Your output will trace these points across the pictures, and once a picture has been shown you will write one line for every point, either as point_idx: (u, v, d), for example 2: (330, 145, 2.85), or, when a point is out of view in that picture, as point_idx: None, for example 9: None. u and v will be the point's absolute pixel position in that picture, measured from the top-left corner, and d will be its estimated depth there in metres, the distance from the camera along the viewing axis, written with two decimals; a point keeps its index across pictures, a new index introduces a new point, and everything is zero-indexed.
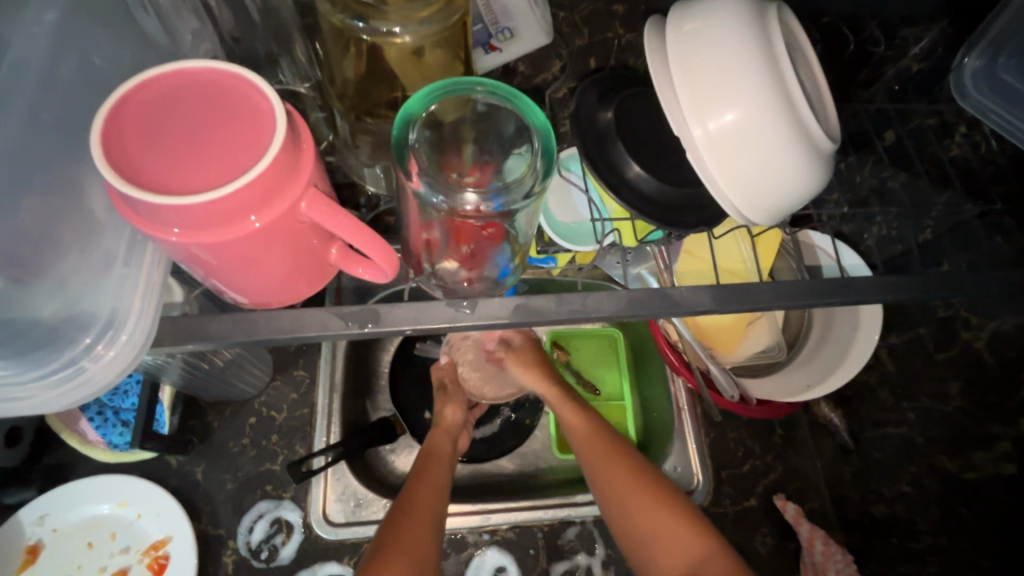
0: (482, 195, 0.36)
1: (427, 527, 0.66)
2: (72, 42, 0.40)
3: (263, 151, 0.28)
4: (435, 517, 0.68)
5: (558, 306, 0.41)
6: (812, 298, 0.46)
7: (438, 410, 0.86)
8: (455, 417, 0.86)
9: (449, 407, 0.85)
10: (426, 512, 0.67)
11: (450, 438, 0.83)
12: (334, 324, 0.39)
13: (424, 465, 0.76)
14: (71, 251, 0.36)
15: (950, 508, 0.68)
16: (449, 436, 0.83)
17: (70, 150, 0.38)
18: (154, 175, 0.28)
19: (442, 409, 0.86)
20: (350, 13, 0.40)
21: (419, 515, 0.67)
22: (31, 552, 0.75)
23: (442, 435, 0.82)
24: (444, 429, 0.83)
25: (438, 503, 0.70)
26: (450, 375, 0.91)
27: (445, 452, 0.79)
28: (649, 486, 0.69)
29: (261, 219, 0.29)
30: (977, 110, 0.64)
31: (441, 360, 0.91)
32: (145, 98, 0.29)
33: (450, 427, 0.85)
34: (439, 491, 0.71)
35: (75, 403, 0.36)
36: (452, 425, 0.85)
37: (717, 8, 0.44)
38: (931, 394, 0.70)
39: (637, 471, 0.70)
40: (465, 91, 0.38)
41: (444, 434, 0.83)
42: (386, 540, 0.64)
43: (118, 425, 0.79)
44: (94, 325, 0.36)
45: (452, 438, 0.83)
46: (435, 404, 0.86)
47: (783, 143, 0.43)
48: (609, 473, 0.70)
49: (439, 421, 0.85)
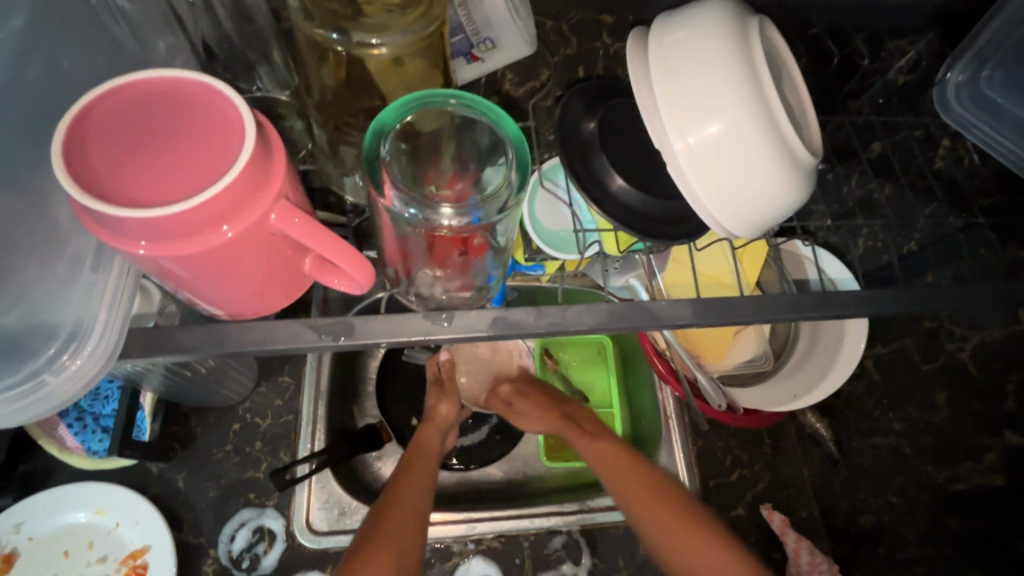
0: (458, 210, 0.36)
1: (412, 521, 0.64)
2: (40, 47, 0.39)
3: (231, 163, 0.28)
4: (420, 513, 0.66)
5: (537, 319, 0.41)
6: (794, 312, 0.45)
7: (431, 405, 0.84)
8: (448, 412, 0.85)
9: (444, 402, 0.84)
10: (410, 507, 0.66)
11: (440, 434, 0.81)
12: (309, 336, 0.38)
13: (412, 461, 0.74)
14: (31, 260, 0.35)
15: (938, 520, 0.68)
16: (440, 432, 0.81)
17: (35, 156, 0.37)
18: (120, 187, 0.27)
19: (437, 405, 0.85)
20: (327, 25, 0.40)
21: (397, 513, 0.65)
22: (6, 561, 0.74)
23: (432, 431, 0.81)
24: (436, 424, 0.82)
25: (423, 500, 0.68)
26: (447, 371, 0.89)
27: (435, 450, 0.78)
28: (686, 514, 0.64)
29: (230, 232, 0.29)
30: (961, 125, 0.64)
31: (441, 355, 0.91)
32: (109, 109, 0.29)
33: (443, 422, 0.84)
34: (424, 488, 0.70)
35: (40, 415, 0.35)
36: (444, 421, 0.84)
37: (700, 21, 0.44)
38: (918, 404, 0.71)
39: (671, 496, 0.67)
40: (441, 102, 0.37)
41: (435, 429, 0.82)
42: (370, 533, 0.63)
43: (98, 431, 0.79)
44: (58, 336, 0.35)
45: (443, 435, 0.82)
46: (430, 399, 0.85)
47: (765, 155, 0.43)
48: (641, 499, 0.66)
49: (430, 416, 0.83)
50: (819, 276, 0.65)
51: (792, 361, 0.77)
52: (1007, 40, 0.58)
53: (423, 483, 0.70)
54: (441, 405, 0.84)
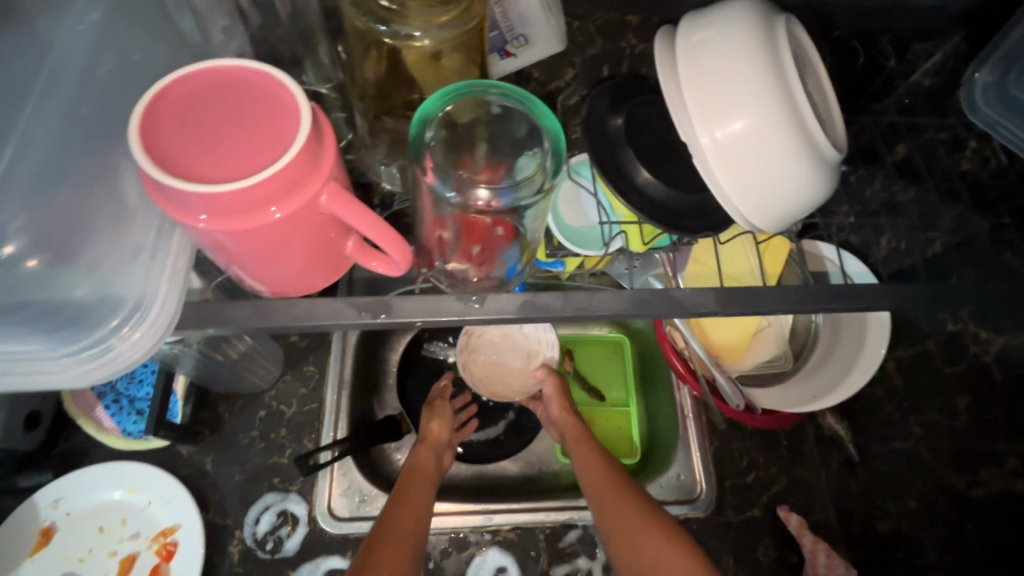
0: (493, 191, 0.39)
1: (412, 531, 0.67)
2: (111, 44, 0.43)
3: (288, 146, 0.30)
4: (421, 521, 0.69)
5: (564, 303, 0.42)
6: (816, 304, 0.46)
7: (424, 425, 0.85)
8: (441, 434, 0.85)
9: (435, 422, 0.85)
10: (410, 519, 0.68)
11: (435, 454, 0.82)
12: (348, 313, 0.40)
13: (408, 478, 0.75)
14: (106, 235, 0.38)
15: (957, 526, 0.68)
16: (434, 453, 0.81)
17: (104, 138, 0.40)
18: (188, 165, 0.29)
19: (428, 425, 0.86)
20: (373, 16, 0.42)
21: (395, 536, 0.65)
22: (45, 534, 0.78)
23: (426, 452, 0.80)
24: (429, 444, 0.82)
25: (422, 515, 0.70)
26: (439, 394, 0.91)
27: (430, 470, 0.78)
28: (657, 519, 0.66)
29: (281, 210, 0.31)
30: (988, 125, 0.64)
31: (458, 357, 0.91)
32: (180, 94, 0.31)
33: (435, 443, 0.84)
34: (424, 500, 0.72)
35: (102, 380, 0.37)
36: (436, 441, 0.84)
37: (729, 19, 0.45)
38: (939, 409, 0.71)
39: (648, 512, 0.67)
40: (481, 92, 0.40)
41: (428, 450, 0.82)
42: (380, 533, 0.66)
43: (133, 414, 0.83)
44: (123, 308, 0.37)
45: (437, 454, 0.82)
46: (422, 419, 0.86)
47: (789, 152, 0.44)
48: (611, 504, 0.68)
49: (423, 436, 0.84)
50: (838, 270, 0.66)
51: (810, 363, 0.77)
52: None
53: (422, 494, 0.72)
54: (433, 424, 0.85)
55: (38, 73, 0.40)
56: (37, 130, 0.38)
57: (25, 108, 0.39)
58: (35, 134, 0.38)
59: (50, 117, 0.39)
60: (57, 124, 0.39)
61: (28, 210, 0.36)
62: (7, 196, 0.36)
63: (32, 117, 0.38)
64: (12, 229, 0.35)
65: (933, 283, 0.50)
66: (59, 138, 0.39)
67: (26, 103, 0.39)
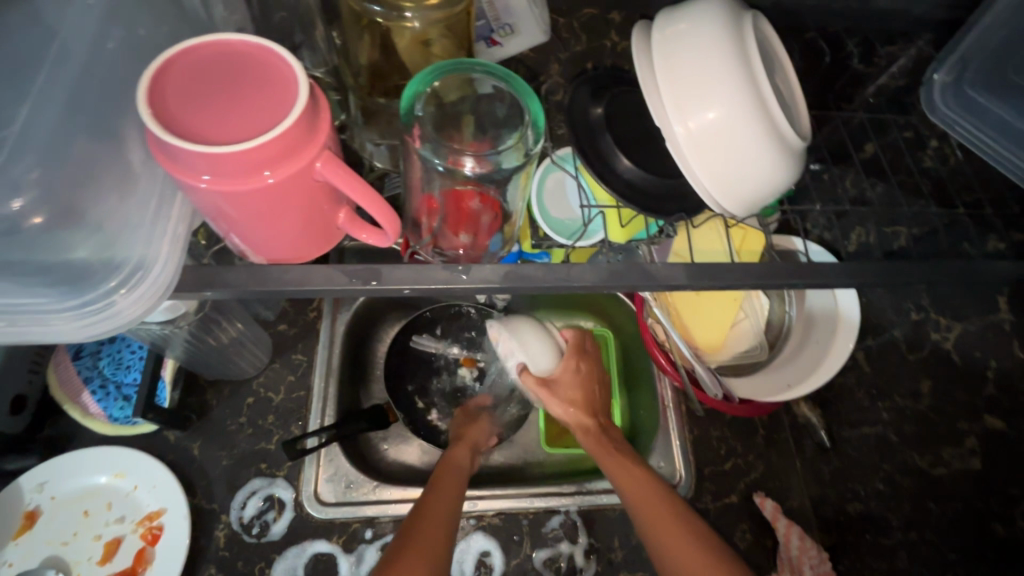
0: (478, 156, 0.42)
1: (445, 524, 0.62)
2: (120, 18, 0.45)
3: (287, 114, 0.32)
4: (450, 521, 0.64)
5: (545, 274, 0.45)
6: (779, 279, 0.49)
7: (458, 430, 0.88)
8: (478, 437, 0.86)
9: (471, 424, 0.88)
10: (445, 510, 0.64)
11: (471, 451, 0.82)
12: (340, 279, 0.42)
13: (443, 471, 0.73)
14: (112, 196, 0.40)
15: (922, 504, 0.74)
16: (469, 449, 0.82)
17: (111, 105, 0.42)
18: (193, 128, 0.31)
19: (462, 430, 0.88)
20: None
21: (430, 516, 0.63)
22: (29, 517, 0.78)
23: (462, 447, 0.81)
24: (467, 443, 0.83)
25: (452, 512, 0.65)
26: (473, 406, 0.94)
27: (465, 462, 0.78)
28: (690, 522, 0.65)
29: (275, 175, 0.33)
30: (947, 124, 0.67)
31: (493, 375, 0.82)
32: (184, 64, 0.33)
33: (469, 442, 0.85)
34: (454, 499, 0.67)
35: (101, 334, 0.40)
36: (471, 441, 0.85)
37: (701, 15, 0.48)
38: (904, 394, 0.76)
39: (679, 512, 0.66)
40: (465, 72, 0.43)
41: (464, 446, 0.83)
42: (407, 534, 0.61)
43: (120, 399, 0.84)
44: (125, 269, 0.39)
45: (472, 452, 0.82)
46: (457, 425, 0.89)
47: (758, 140, 0.47)
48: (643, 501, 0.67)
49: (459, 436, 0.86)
50: (805, 247, 0.68)
51: (785, 351, 0.80)
52: (986, 47, 0.62)
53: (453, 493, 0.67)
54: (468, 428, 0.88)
55: (52, 40, 0.42)
56: (51, 93, 0.40)
57: (40, 70, 0.41)
58: (49, 94, 0.40)
59: (61, 81, 0.41)
60: (67, 88, 0.41)
61: (41, 166, 0.38)
62: (23, 153, 0.38)
63: (45, 81, 0.40)
64: (27, 182, 0.37)
65: (889, 264, 0.53)
66: (71, 100, 0.40)
67: (40, 67, 0.41)
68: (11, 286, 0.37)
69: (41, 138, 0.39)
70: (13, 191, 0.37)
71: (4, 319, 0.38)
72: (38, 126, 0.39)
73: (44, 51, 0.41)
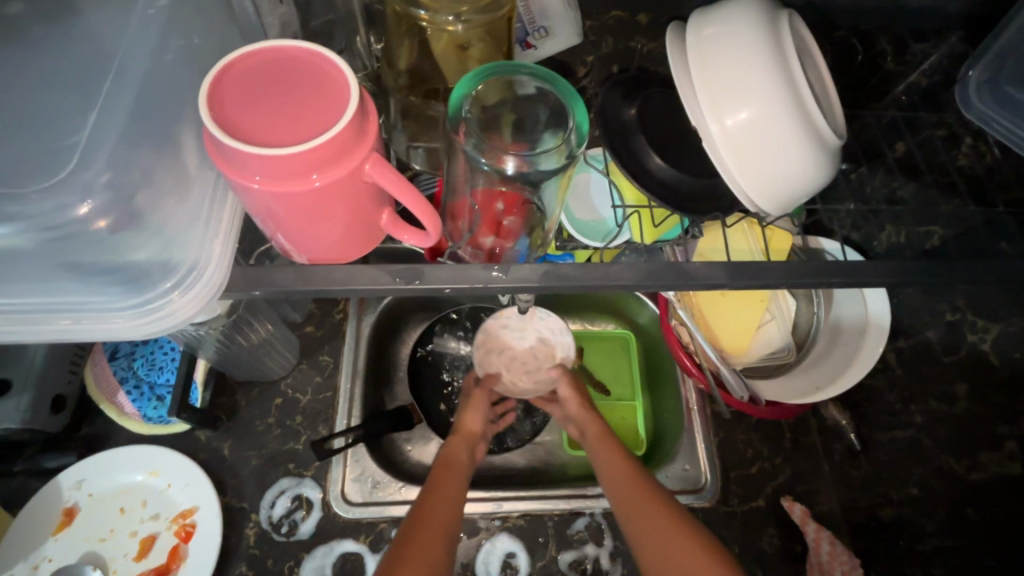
0: (519, 157, 0.42)
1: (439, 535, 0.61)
2: (174, 27, 0.46)
3: (339, 118, 0.33)
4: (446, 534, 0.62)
5: (582, 273, 0.45)
6: (816, 278, 0.49)
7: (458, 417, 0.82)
8: (475, 426, 0.82)
9: (469, 412, 0.82)
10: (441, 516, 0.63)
11: (468, 446, 0.78)
12: (384, 279, 0.43)
13: (442, 472, 0.71)
14: (170, 200, 0.42)
15: (958, 509, 0.73)
16: (467, 445, 0.78)
17: (171, 111, 0.44)
18: (249, 131, 0.32)
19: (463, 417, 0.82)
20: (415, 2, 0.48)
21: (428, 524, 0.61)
22: (68, 514, 0.80)
23: (459, 445, 0.77)
24: (463, 437, 0.79)
25: (450, 520, 0.63)
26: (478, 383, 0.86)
27: (462, 462, 0.74)
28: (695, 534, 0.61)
29: (323, 177, 0.34)
30: (983, 121, 0.66)
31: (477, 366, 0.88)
32: (241, 70, 0.34)
33: (469, 435, 0.80)
34: (453, 507, 0.65)
35: (156, 333, 0.42)
36: (471, 433, 0.81)
37: (737, 15, 0.49)
38: (938, 396, 0.75)
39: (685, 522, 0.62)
40: (507, 74, 0.44)
41: (461, 442, 0.78)
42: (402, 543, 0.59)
43: (153, 399, 0.86)
44: (179, 270, 0.41)
45: (470, 447, 0.78)
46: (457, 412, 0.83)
47: (794, 138, 0.47)
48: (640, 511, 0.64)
49: (459, 428, 0.81)
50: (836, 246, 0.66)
51: (813, 355, 0.78)
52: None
53: (451, 500, 0.65)
54: (467, 416, 0.82)
55: (116, 49, 0.43)
56: (115, 99, 0.41)
57: (107, 77, 0.42)
58: (114, 99, 0.41)
59: (126, 87, 0.42)
60: (132, 94, 0.42)
61: (111, 171, 0.40)
62: (91, 158, 0.39)
63: (111, 87, 0.42)
64: (97, 186, 0.39)
65: (928, 262, 0.52)
66: (136, 105, 0.42)
67: (107, 74, 0.42)
68: (75, 287, 0.40)
69: (106, 143, 0.40)
70: (84, 194, 0.38)
71: (68, 317, 0.40)
72: (103, 131, 0.40)
73: (111, 60, 0.43)
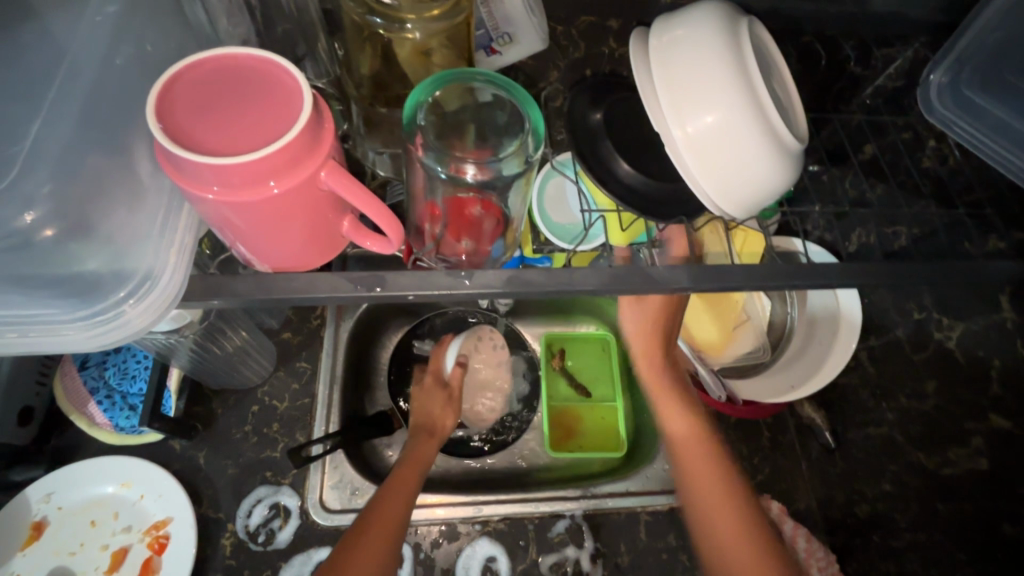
0: (479, 164, 0.43)
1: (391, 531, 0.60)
2: (127, 31, 0.46)
3: (290, 127, 0.33)
4: (400, 529, 0.61)
5: (547, 279, 0.46)
6: (780, 280, 0.50)
7: (434, 416, 0.85)
8: (448, 422, 0.85)
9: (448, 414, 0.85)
10: (394, 508, 0.63)
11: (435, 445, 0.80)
12: (346, 287, 0.43)
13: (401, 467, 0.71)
14: (121, 209, 0.41)
15: (930, 505, 0.74)
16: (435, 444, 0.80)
17: (120, 118, 0.43)
18: (201, 140, 0.32)
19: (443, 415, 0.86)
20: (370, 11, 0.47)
21: (378, 519, 0.61)
22: (37, 528, 0.78)
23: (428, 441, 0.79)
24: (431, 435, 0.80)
25: (403, 512, 0.63)
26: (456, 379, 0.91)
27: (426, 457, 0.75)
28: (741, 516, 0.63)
29: (280, 185, 0.33)
30: (943, 123, 0.68)
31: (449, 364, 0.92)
32: (191, 79, 0.34)
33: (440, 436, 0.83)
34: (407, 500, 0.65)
35: (107, 345, 0.41)
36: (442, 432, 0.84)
37: (698, 20, 0.49)
38: (909, 394, 0.77)
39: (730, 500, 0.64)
40: (465, 80, 0.44)
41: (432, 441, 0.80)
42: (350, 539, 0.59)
43: (125, 409, 0.83)
44: (131, 281, 0.41)
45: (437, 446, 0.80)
46: (435, 408, 0.86)
47: (756, 141, 0.47)
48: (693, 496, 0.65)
49: (436, 429, 0.83)
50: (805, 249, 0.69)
51: (788, 353, 0.79)
52: (982, 46, 0.62)
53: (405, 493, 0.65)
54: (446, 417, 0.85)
55: (61, 56, 0.43)
56: (60, 109, 0.41)
57: (52, 86, 0.42)
58: (59, 110, 0.41)
59: (72, 96, 0.42)
60: (79, 103, 0.42)
61: (54, 181, 0.39)
62: (35, 170, 0.39)
63: (56, 97, 0.41)
64: (40, 197, 0.38)
65: (888, 263, 0.53)
66: (81, 114, 0.41)
67: (53, 82, 0.42)
68: (22, 301, 0.39)
69: (50, 153, 0.39)
70: (25, 205, 0.38)
71: (14, 330, 0.39)
72: (47, 141, 0.40)
73: (54, 68, 0.42)
